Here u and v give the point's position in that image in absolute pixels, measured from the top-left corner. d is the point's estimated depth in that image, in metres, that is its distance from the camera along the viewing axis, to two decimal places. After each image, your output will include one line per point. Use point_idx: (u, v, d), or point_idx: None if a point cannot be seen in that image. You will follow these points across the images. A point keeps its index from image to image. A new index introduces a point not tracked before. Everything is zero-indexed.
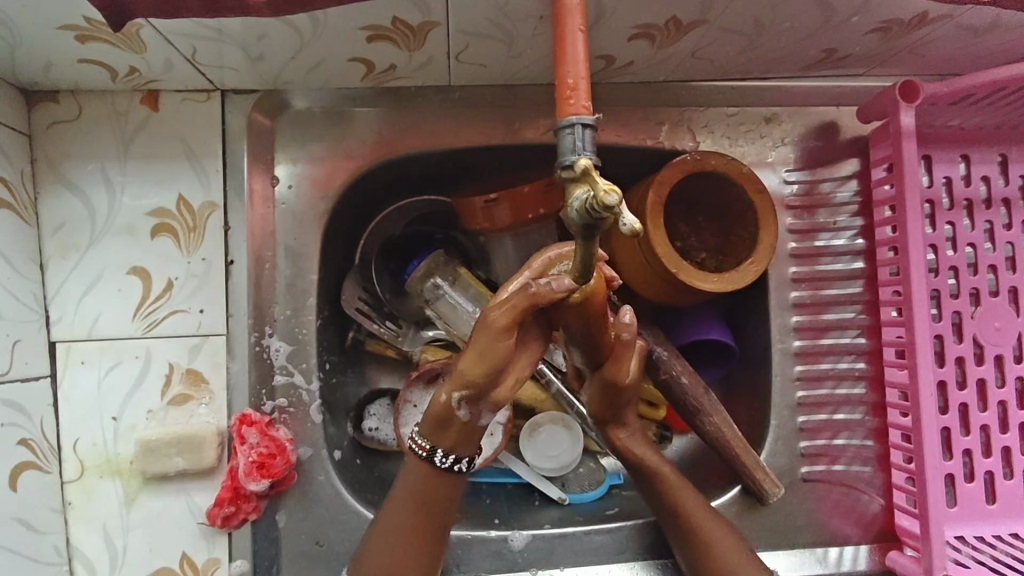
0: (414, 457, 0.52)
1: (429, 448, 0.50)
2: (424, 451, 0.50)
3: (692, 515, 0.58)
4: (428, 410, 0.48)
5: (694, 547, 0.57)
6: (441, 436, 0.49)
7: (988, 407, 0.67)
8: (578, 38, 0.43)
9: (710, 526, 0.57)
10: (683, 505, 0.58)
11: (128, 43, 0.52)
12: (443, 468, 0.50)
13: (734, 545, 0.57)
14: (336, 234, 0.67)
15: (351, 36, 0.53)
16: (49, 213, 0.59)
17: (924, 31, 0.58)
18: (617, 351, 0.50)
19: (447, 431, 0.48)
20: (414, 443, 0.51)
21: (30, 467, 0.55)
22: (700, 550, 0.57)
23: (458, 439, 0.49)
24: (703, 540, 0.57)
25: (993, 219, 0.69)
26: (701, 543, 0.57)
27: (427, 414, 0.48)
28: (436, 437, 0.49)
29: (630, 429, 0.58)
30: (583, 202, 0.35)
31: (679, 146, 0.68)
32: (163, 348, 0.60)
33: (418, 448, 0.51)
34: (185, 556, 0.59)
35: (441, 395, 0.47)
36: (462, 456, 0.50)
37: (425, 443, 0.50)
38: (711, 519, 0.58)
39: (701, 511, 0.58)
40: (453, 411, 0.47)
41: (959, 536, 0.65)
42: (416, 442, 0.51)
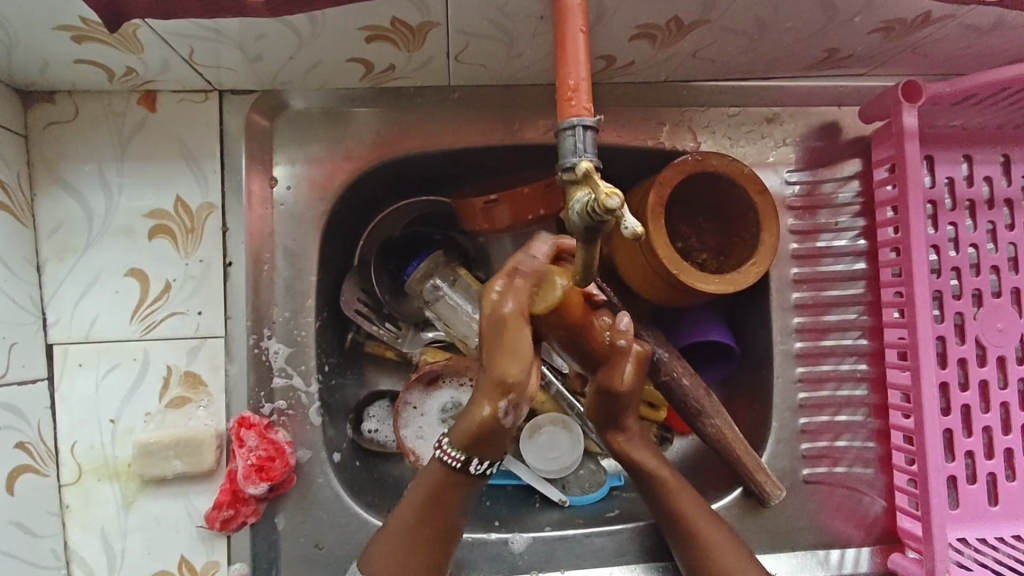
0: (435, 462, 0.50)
1: (463, 458, 0.48)
2: (458, 461, 0.48)
3: (691, 518, 0.57)
4: (463, 422, 0.47)
5: (694, 549, 0.57)
6: (477, 445, 0.47)
7: (991, 408, 0.67)
8: (579, 39, 0.43)
9: (708, 529, 0.57)
10: (682, 509, 0.57)
11: (125, 44, 0.51)
12: (477, 474, 0.49)
13: (731, 546, 0.56)
14: (335, 235, 0.67)
15: (350, 36, 0.53)
16: (45, 215, 0.59)
17: (927, 31, 0.57)
18: (611, 357, 0.49)
19: (487, 439, 0.47)
20: (444, 453, 0.49)
21: (28, 470, 0.54)
22: (700, 553, 0.56)
23: (494, 446, 0.47)
24: (702, 543, 0.56)
25: (996, 220, 0.68)
26: (700, 546, 0.56)
27: (462, 427, 0.47)
28: (472, 444, 0.47)
29: (630, 433, 0.56)
30: (584, 205, 0.35)
31: (680, 146, 0.68)
32: (161, 350, 0.59)
33: (450, 459, 0.49)
34: (183, 559, 0.59)
35: (481, 407, 0.45)
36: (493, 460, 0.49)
37: (459, 454, 0.48)
38: (708, 520, 0.57)
39: (700, 514, 0.57)
40: (496, 423, 0.45)
41: (961, 538, 0.64)
42: (447, 453, 0.48)
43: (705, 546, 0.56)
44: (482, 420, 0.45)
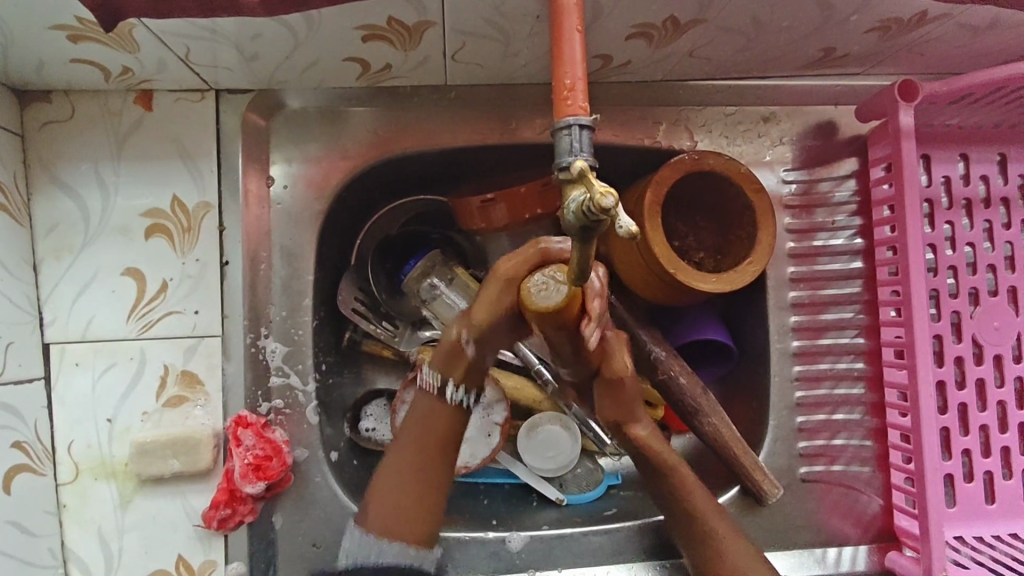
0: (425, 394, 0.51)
1: (440, 383, 0.50)
2: (435, 386, 0.50)
3: (704, 514, 0.56)
4: (442, 349, 0.50)
5: (704, 548, 0.56)
6: (453, 370, 0.49)
7: (987, 407, 0.67)
8: (575, 39, 0.43)
9: (721, 527, 0.56)
10: (693, 503, 0.56)
11: (121, 43, 0.51)
12: (452, 402, 0.50)
13: (744, 546, 0.56)
14: (332, 234, 0.67)
15: (347, 35, 0.53)
16: (42, 214, 0.59)
17: (924, 30, 0.57)
18: (605, 351, 0.50)
19: (457, 363, 0.49)
20: (423, 378, 0.51)
21: (25, 470, 0.54)
22: (711, 552, 0.56)
23: (466, 374, 0.49)
24: (715, 542, 0.56)
25: (993, 219, 0.68)
26: (712, 545, 0.56)
27: (441, 352, 0.49)
28: (444, 370, 0.49)
29: (646, 424, 0.54)
30: (580, 204, 0.35)
31: (676, 145, 0.68)
32: (158, 349, 0.59)
33: (429, 384, 0.51)
34: (180, 558, 0.59)
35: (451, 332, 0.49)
36: (472, 389, 0.50)
37: (436, 377, 0.50)
38: (720, 519, 0.56)
39: (712, 511, 0.56)
40: (461, 348, 0.48)
41: (958, 536, 0.65)
42: (424, 377, 0.51)
43: (717, 546, 0.56)
44: (450, 342, 0.49)
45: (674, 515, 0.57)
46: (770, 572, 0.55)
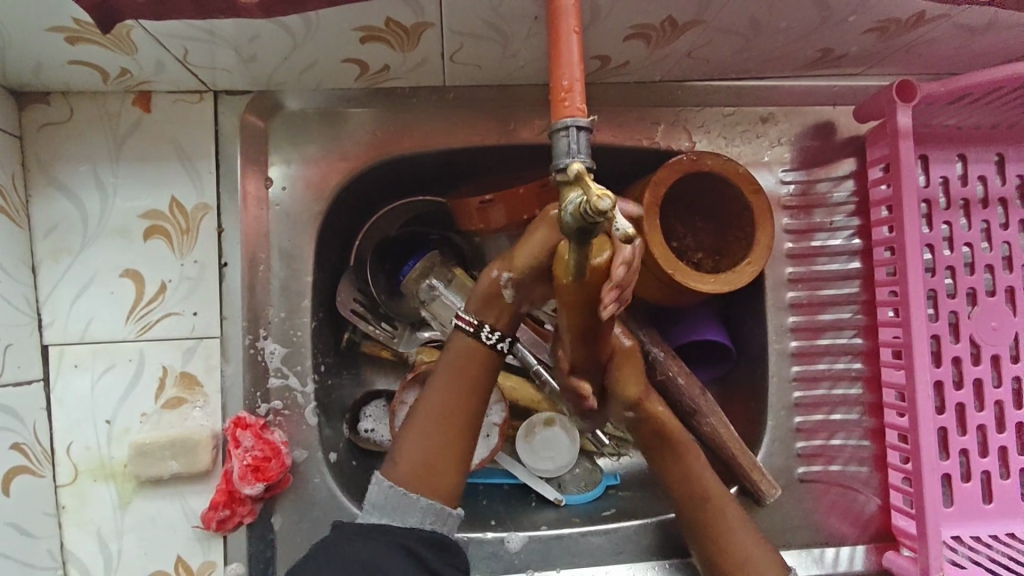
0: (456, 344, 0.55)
1: (476, 323, 0.55)
2: (471, 325, 0.55)
3: (717, 498, 0.58)
4: (479, 288, 0.55)
5: (713, 540, 0.56)
6: (487, 311, 0.54)
7: (985, 407, 0.67)
8: (572, 41, 0.43)
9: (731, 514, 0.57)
10: (707, 487, 0.58)
11: (119, 45, 0.51)
12: (487, 344, 0.55)
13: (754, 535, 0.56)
14: (331, 236, 0.67)
15: (344, 37, 0.53)
16: (40, 216, 0.59)
17: (921, 30, 0.58)
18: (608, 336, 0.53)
19: (491, 304, 0.54)
20: (460, 319, 0.56)
21: (24, 471, 0.54)
22: (720, 544, 0.56)
23: (503, 314, 0.54)
24: (725, 532, 0.56)
25: (990, 219, 0.69)
26: (720, 535, 0.56)
27: (478, 292, 0.55)
28: (481, 311, 0.54)
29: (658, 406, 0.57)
30: (577, 206, 0.35)
31: (675, 146, 0.68)
32: (157, 351, 0.59)
33: (465, 324, 0.55)
34: (180, 559, 0.59)
35: (493, 273, 0.54)
36: (504, 334, 0.55)
37: (473, 318, 0.55)
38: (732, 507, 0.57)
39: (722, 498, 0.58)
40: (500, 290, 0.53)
41: (955, 536, 0.65)
42: (462, 319, 0.55)
43: (727, 535, 0.56)
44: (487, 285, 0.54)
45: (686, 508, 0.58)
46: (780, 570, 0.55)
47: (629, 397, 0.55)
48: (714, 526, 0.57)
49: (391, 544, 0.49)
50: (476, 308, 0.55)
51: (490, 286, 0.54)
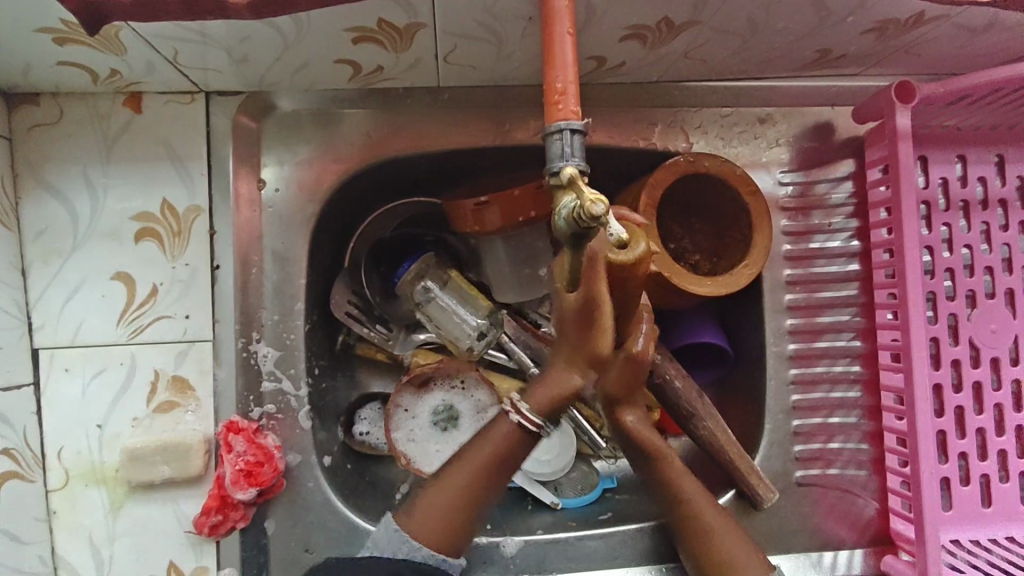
0: (506, 423, 0.51)
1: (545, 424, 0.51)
2: (535, 427, 0.50)
3: (693, 503, 0.56)
4: (547, 390, 0.50)
5: (697, 545, 0.56)
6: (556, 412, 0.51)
7: (984, 410, 0.66)
8: (567, 42, 0.43)
9: (711, 516, 0.56)
10: (683, 492, 0.56)
11: (107, 46, 0.51)
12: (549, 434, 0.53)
13: (735, 535, 0.56)
14: (325, 237, 0.66)
15: (337, 38, 0.52)
16: (30, 218, 0.58)
17: (921, 31, 0.57)
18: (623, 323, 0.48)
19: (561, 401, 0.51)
20: (521, 417, 0.50)
21: (14, 477, 0.54)
22: (704, 549, 0.55)
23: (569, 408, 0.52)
24: (707, 535, 0.55)
25: (990, 220, 0.68)
26: (704, 539, 0.55)
27: (549, 395, 0.50)
28: (548, 411, 0.50)
29: (636, 412, 0.52)
30: (570, 210, 0.35)
31: (672, 147, 0.67)
32: (148, 354, 0.59)
33: (528, 425, 0.50)
34: (172, 564, 0.59)
35: (570, 376, 0.50)
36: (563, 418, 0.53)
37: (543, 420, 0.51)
38: (710, 508, 0.56)
39: (703, 502, 0.56)
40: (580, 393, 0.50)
41: (954, 540, 0.64)
42: (524, 417, 0.50)
43: (711, 538, 0.55)
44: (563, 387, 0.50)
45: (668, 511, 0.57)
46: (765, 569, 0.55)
47: (608, 395, 0.50)
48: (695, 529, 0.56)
49: (379, 571, 0.50)
50: (544, 411, 0.50)
51: (559, 385, 0.50)
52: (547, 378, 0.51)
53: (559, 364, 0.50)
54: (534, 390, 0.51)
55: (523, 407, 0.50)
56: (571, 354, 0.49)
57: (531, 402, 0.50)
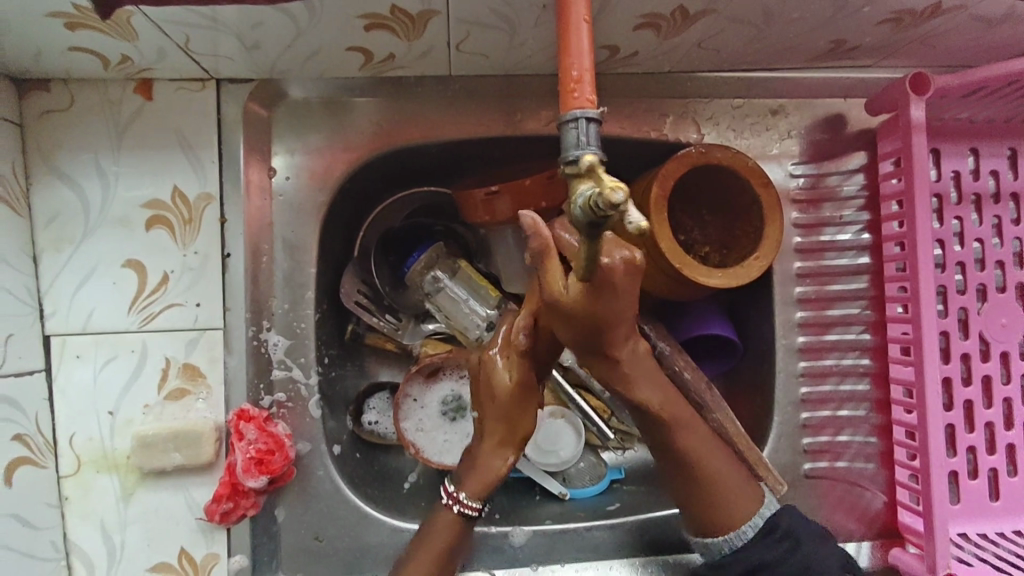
0: (446, 515, 0.54)
1: (479, 506, 0.53)
2: (476, 511, 0.53)
3: (696, 453, 0.54)
4: (479, 474, 0.53)
5: (703, 504, 0.55)
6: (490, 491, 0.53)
7: (993, 404, 0.66)
8: (583, 29, 0.42)
9: (719, 471, 0.55)
10: (686, 442, 0.54)
11: (119, 31, 0.50)
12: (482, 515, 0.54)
13: (745, 493, 0.55)
14: (334, 228, 0.66)
15: (349, 25, 0.52)
16: (41, 205, 0.58)
17: (937, 22, 0.56)
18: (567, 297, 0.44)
19: (486, 482, 0.53)
20: (461, 505, 0.53)
21: (26, 463, 0.54)
22: (712, 506, 0.54)
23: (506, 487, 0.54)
24: (714, 493, 0.54)
25: (1002, 214, 0.68)
26: (712, 498, 0.54)
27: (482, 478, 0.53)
28: (485, 494, 0.53)
29: (624, 356, 0.49)
30: (588, 199, 0.35)
31: (683, 138, 0.67)
32: (160, 342, 0.59)
33: (468, 511, 0.53)
34: (183, 551, 0.59)
35: (505, 458, 0.52)
36: None
37: (476, 503, 0.53)
38: (711, 456, 0.54)
39: (713, 456, 0.55)
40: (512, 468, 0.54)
41: (962, 533, 0.65)
42: (464, 504, 0.53)
43: (719, 497, 0.54)
44: (495, 471, 0.52)
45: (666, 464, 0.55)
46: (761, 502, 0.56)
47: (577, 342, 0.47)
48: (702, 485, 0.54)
49: None
50: (479, 494, 0.53)
51: (490, 464, 0.53)
52: (477, 465, 0.53)
53: (491, 450, 0.52)
54: (469, 478, 0.53)
55: (464, 497, 0.53)
56: (512, 440, 0.52)
57: (467, 489, 0.53)
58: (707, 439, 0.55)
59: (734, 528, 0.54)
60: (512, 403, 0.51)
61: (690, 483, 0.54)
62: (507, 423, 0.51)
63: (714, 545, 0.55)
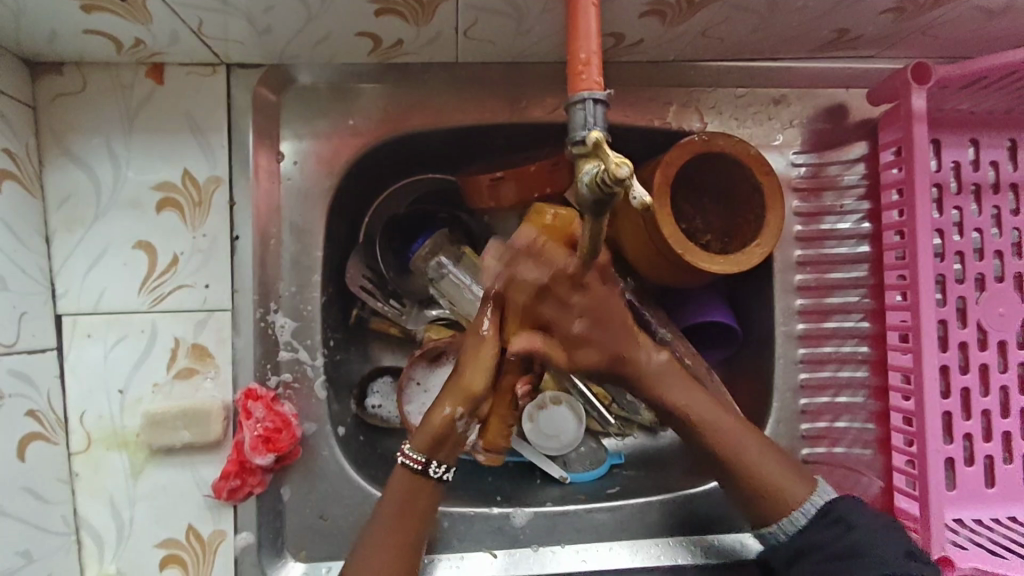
0: (399, 471, 0.54)
1: (424, 462, 0.53)
2: (418, 465, 0.53)
3: (745, 458, 0.54)
4: (424, 425, 0.53)
5: (760, 502, 0.54)
6: (435, 449, 0.53)
7: (990, 392, 0.67)
8: (591, 12, 0.44)
9: (760, 458, 0.55)
10: (738, 451, 0.54)
11: (133, 13, 0.51)
12: (434, 477, 0.54)
13: (791, 478, 0.55)
14: (340, 212, 0.67)
15: (358, 10, 0.53)
16: (53, 186, 0.59)
17: (939, 12, 0.57)
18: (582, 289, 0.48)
19: (430, 436, 0.52)
20: (405, 458, 0.54)
21: (38, 438, 0.55)
22: (767, 497, 0.54)
23: (451, 449, 0.53)
24: (758, 481, 0.54)
25: (1001, 205, 0.68)
26: (765, 491, 0.54)
27: (425, 428, 0.53)
28: (427, 449, 0.53)
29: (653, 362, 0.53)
30: (593, 176, 0.37)
31: (686, 126, 0.68)
32: (169, 323, 0.60)
33: (411, 463, 0.53)
34: (191, 528, 0.60)
35: (443, 409, 0.52)
36: (451, 465, 0.54)
37: (419, 457, 0.53)
38: (758, 456, 0.55)
39: (762, 456, 0.55)
40: (453, 426, 0.52)
41: (957, 518, 0.65)
42: (407, 456, 0.54)
43: (772, 486, 0.54)
44: (437, 426, 0.52)
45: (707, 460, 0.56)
46: (809, 483, 0.55)
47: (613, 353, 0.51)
48: (744, 475, 0.54)
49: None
50: (421, 447, 0.53)
51: (433, 419, 0.52)
52: (426, 419, 0.53)
53: (439, 402, 0.52)
54: (416, 431, 0.53)
55: (407, 448, 0.53)
56: (455, 390, 0.51)
57: (414, 443, 0.53)
58: (742, 428, 0.55)
59: (786, 513, 0.54)
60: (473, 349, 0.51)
61: (735, 476, 0.55)
62: (461, 374, 0.52)
63: (770, 534, 0.55)
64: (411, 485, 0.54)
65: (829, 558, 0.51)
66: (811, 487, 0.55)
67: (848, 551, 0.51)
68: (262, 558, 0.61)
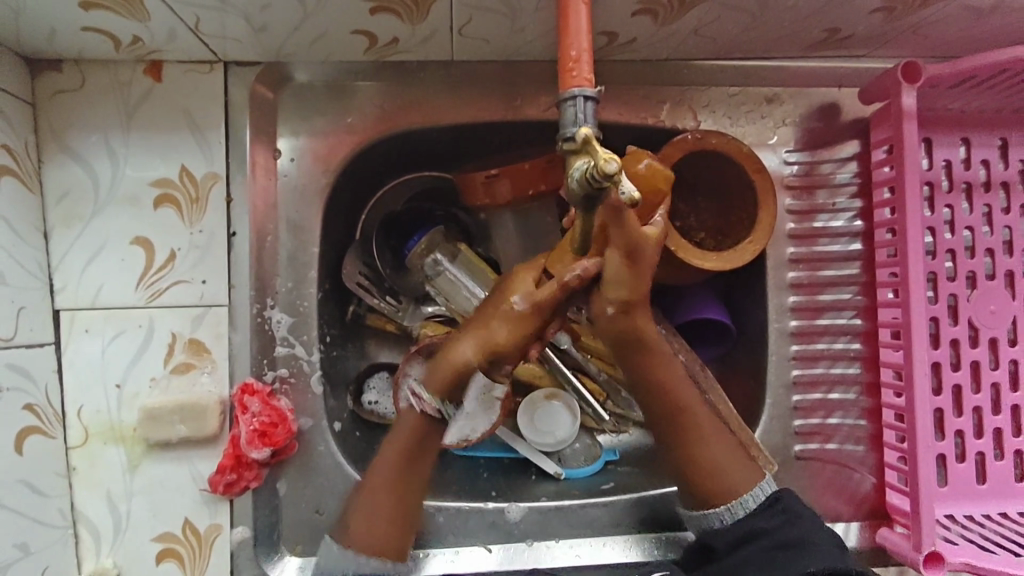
0: (411, 412, 0.58)
1: (440, 405, 0.56)
2: (434, 412, 0.57)
3: (698, 428, 0.57)
4: (444, 364, 0.54)
5: (699, 487, 0.57)
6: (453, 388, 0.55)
7: (981, 389, 0.68)
8: (581, 10, 0.44)
9: (713, 440, 0.57)
10: (693, 420, 0.57)
11: (130, 11, 0.51)
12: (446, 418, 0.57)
13: (742, 465, 0.57)
14: (337, 209, 0.68)
15: (353, 8, 0.53)
16: (52, 182, 0.59)
17: (929, 11, 0.58)
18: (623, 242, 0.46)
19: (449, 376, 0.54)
20: (421, 400, 0.57)
21: (36, 432, 0.55)
22: (713, 486, 0.57)
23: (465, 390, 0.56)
24: (706, 461, 0.57)
25: (992, 203, 0.69)
26: (707, 480, 0.57)
27: (446, 369, 0.54)
28: (444, 388, 0.55)
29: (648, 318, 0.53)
30: (583, 171, 0.37)
31: (680, 125, 0.69)
32: (165, 318, 0.60)
33: (428, 411, 0.57)
34: (187, 522, 0.60)
35: (464, 354, 0.53)
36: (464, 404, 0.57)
37: (436, 401, 0.56)
38: (710, 428, 0.57)
39: (716, 438, 0.58)
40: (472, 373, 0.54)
41: (948, 514, 0.66)
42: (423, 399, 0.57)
43: (719, 470, 0.57)
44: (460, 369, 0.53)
45: (661, 418, 0.58)
46: (753, 469, 0.58)
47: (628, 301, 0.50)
48: (698, 450, 0.57)
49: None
50: (439, 390, 0.55)
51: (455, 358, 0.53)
52: (443, 358, 0.54)
53: (460, 344, 0.53)
54: (431, 372, 0.55)
55: (423, 392, 0.57)
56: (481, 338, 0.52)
57: (431, 381, 0.55)
58: (699, 399, 0.58)
59: (732, 497, 0.56)
60: (519, 310, 0.52)
61: (689, 452, 0.57)
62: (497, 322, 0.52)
63: (714, 516, 0.57)
64: (421, 424, 0.58)
65: (776, 546, 0.52)
66: (761, 477, 0.57)
67: (794, 541, 0.52)
68: (259, 552, 0.62)
